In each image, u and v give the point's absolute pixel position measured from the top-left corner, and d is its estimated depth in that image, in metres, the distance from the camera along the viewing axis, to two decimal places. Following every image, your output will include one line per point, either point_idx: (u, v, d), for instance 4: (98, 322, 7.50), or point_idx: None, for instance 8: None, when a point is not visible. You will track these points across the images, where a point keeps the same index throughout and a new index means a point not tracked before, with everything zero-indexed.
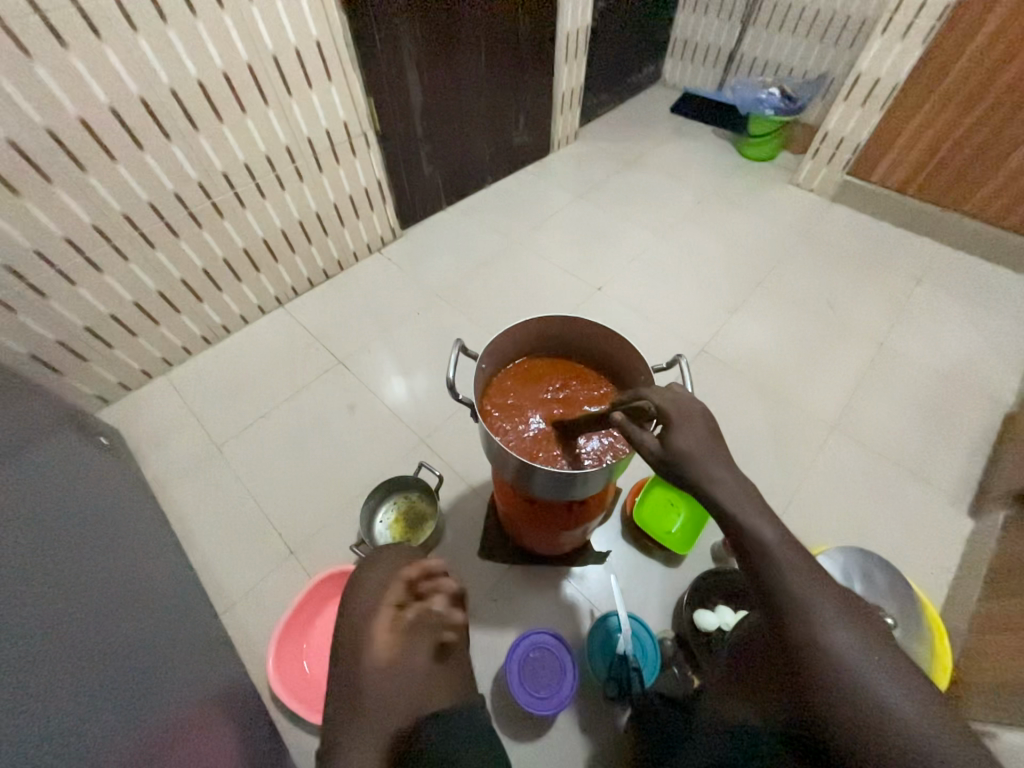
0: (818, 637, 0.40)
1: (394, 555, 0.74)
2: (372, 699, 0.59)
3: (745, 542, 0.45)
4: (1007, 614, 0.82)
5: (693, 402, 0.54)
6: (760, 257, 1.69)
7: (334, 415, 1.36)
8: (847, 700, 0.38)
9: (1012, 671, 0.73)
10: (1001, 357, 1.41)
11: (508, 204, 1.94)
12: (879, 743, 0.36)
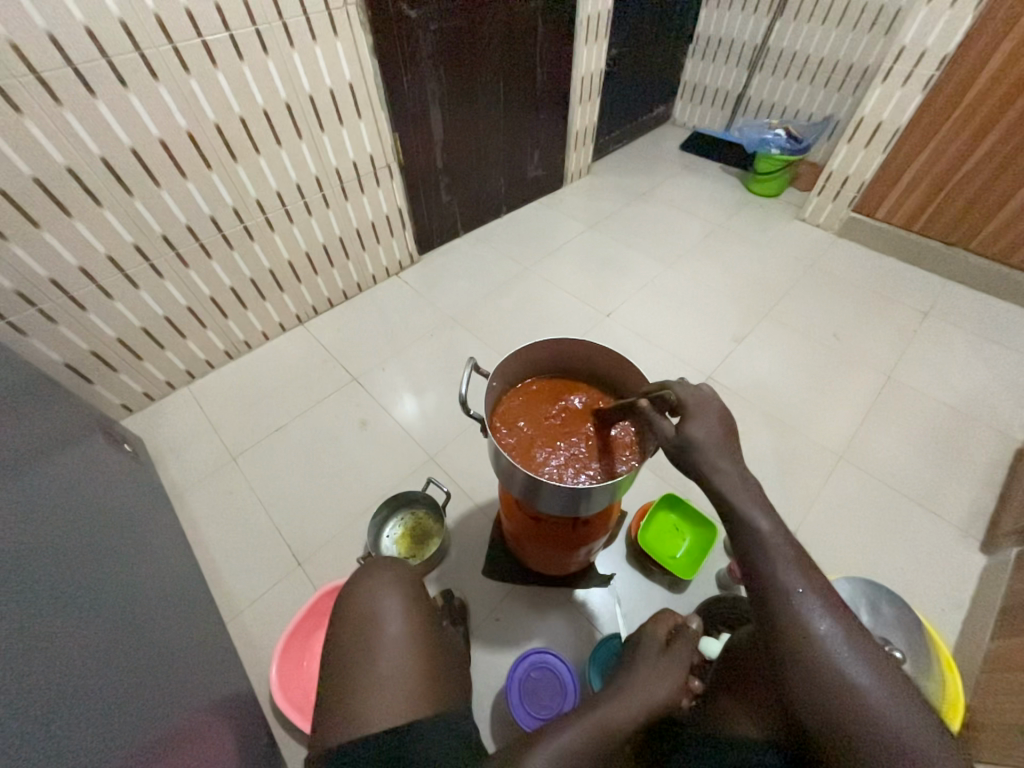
0: (804, 629, 0.42)
1: (373, 572, 0.79)
2: (364, 710, 0.65)
3: (741, 533, 0.47)
4: (1020, 652, 0.80)
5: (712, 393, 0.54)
6: (767, 288, 1.73)
7: (346, 430, 1.40)
8: (832, 691, 0.40)
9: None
10: (1009, 391, 1.41)
11: (522, 232, 2.02)
12: (856, 730, 0.39)
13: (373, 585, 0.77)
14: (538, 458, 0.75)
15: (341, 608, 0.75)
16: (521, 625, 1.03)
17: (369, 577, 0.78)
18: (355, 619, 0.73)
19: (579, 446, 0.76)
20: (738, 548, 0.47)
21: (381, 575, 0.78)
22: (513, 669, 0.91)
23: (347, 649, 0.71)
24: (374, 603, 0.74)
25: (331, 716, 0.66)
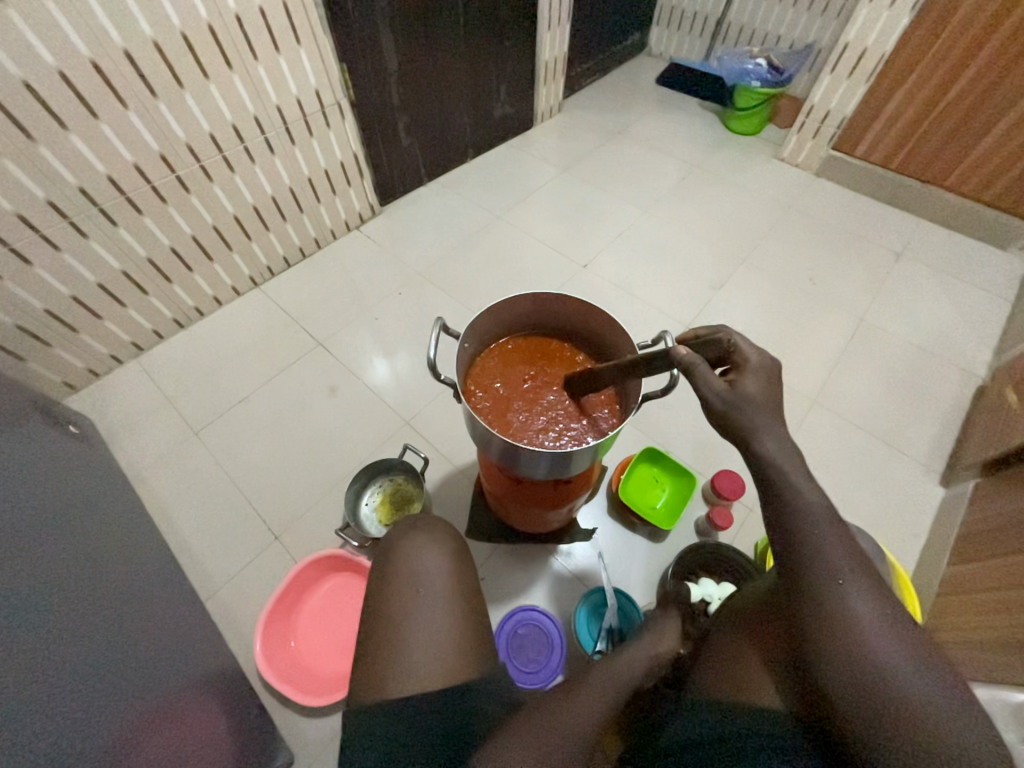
0: (844, 604, 0.45)
1: (419, 528, 0.76)
2: (406, 671, 0.63)
3: (787, 508, 0.48)
4: (981, 576, 0.85)
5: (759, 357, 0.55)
6: (745, 232, 1.68)
7: (315, 398, 1.33)
8: (867, 663, 0.42)
9: (995, 632, 0.76)
10: (974, 330, 1.43)
11: (491, 179, 1.88)
12: (888, 705, 0.40)
13: (420, 544, 0.74)
14: (516, 422, 0.71)
15: (385, 564, 0.73)
16: (507, 582, 1.05)
17: (416, 534, 0.75)
18: (398, 575, 0.71)
19: (557, 407, 0.73)
20: (777, 526, 0.50)
21: (427, 534, 0.75)
22: (501, 626, 0.93)
23: (386, 605, 0.69)
24: (420, 561, 0.72)
25: (366, 675, 0.64)
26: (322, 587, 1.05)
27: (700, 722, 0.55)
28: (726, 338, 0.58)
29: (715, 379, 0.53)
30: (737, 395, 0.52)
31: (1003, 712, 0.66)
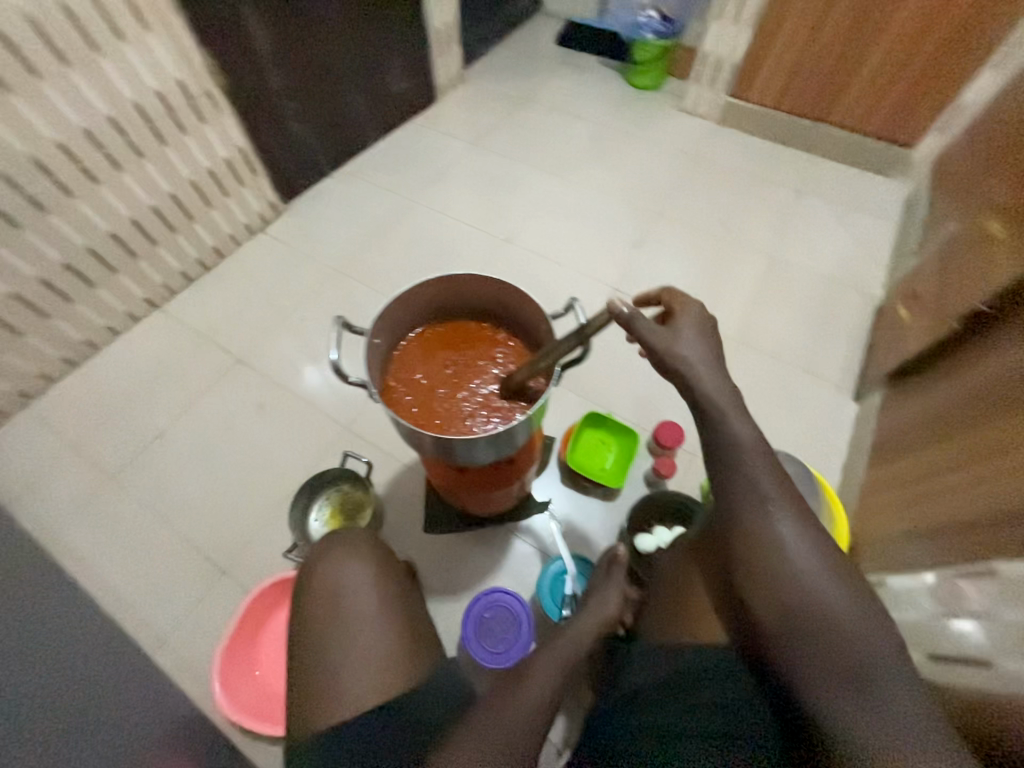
0: (770, 527, 0.48)
1: (336, 545, 0.72)
2: (343, 693, 0.63)
3: (721, 444, 0.53)
4: (899, 475, 0.95)
5: (692, 305, 0.60)
6: (657, 187, 1.71)
7: (242, 419, 1.24)
8: (788, 576, 0.45)
9: (912, 523, 0.85)
10: (869, 254, 1.54)
11: (399, 160, 1.79)
12: (805, 612, 0.43)
13: (337, 561, 0.70)
14: (442, 412, 0.69)
15: (303, 588, 0.70)
16: (472, 568, 1.05)
17: (332, 551, 0.71)
18: (319, 598, 0.68)
19: (482, 389, 0.71)
20: (715, 463, 0.53)
21: (345, 549, 0.72)
22: (467, 612, 0.93)
23: (314, 635, 0.66)
24: (342, 579, 0.69)
25: (302, 701, 0.64)
26: (281, 609, 1.00)
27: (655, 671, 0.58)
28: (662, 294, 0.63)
29: (654, 329, 0.58)
30: (672, 339, 0.57)
31: (923, 594, 0.76)
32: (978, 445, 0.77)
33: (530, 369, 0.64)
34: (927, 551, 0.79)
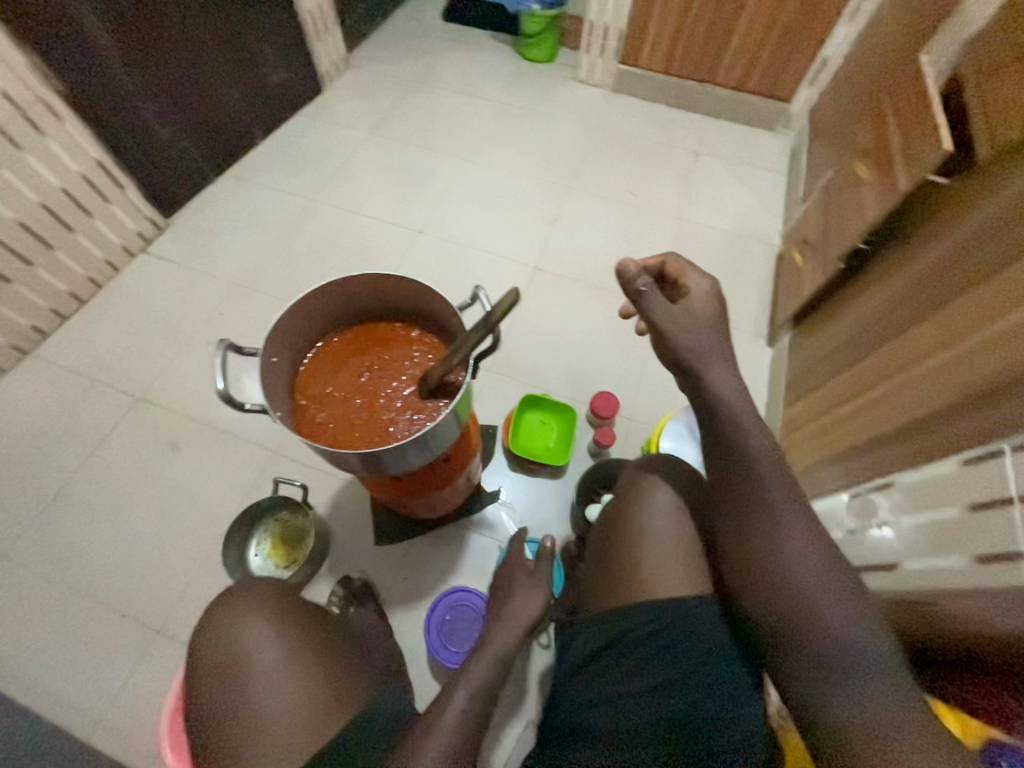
0: (784, 536, 0.55)
1: (231, 603, 0.72)
2: (251, 751, 0.62)
3: (739, 456, 0.57)
4: (810, 407, 1.03)
5: (702, 281, 0.62)
6: (565, 161, 1.70)
7: (153, 460, 1.13)
8: (798, 578, 0.53)
9: (825, 449, 0.93)
10: (765, 206, 1.63)
11: (293, 158, 1.66)
12: (809, 607, 0.52)
13: (235, 620, 0.70)
14: (360, 423, 0.65)
15: (204, 655, 0.70)
16: (430, 571, 1.03)
17: (229, 610, 0.71)
18: (219, 661, 0.68)
19: (399, 392, 0.67)
20: (733, 475, 0.58)
21: (242, 606, 0.72)
22: (428, 617, 0.92)
23: (219, 702, 0.66)
24: (240, 637, 0.69)
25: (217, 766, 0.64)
26: None
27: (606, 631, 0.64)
28: (678, 270, 0.65)
29: (664, 303, 0.60)
30: (682, 316, 0.59)
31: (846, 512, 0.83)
32: (874, 366, 0.85)
33: (445, 366, 0.60)
34: (839, 473, 0.87)
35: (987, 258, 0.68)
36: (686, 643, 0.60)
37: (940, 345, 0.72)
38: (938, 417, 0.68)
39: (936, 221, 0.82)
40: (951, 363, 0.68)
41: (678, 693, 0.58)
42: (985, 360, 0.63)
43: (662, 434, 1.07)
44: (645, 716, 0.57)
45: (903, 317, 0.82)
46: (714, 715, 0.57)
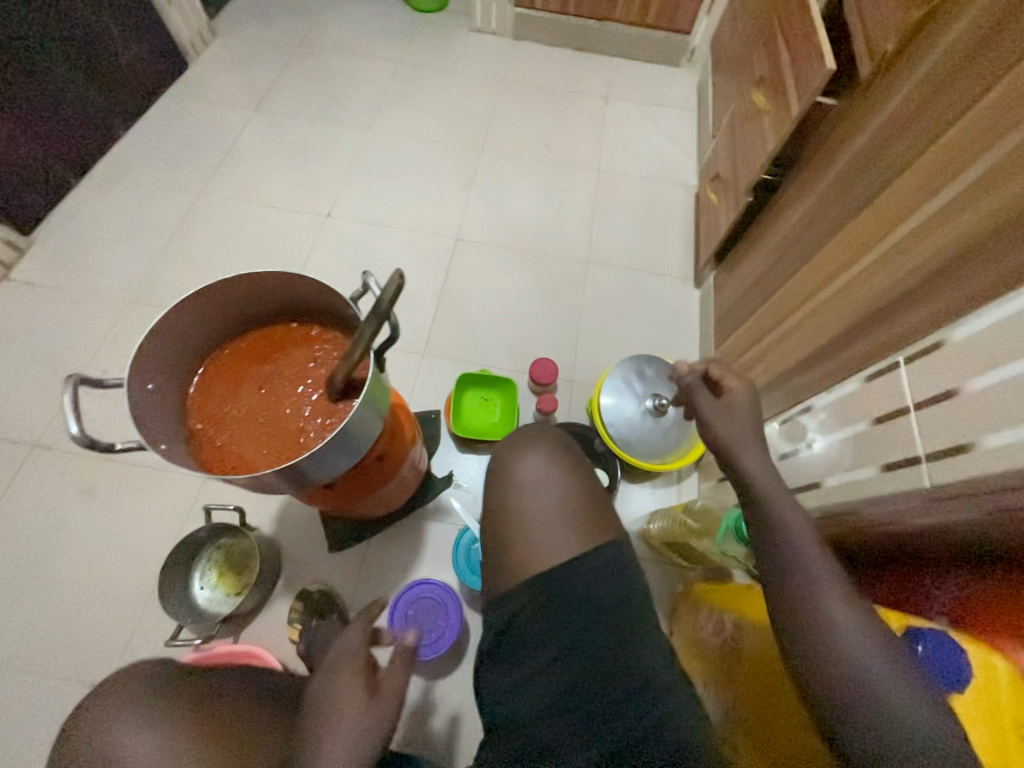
0: (823, 612, 0.46)
1: (114, 702, 0.58)
2: None
3: (766, 521, 0.53)
4: (738, 343, 1.06)
5: (743, 379, 0.62)
6: (472, 121, 1.60)
7: (61, 508, 1.01)
8: (844, 667, 0.43)
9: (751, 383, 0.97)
10: (680, 145, 1.61)
11: (167, 149, 1.47)
12: (860, 703, 0.42)
13: (113, 729, 0.56)
14: (265, 437, 0.59)
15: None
16: (392, 568, 1.00)
17: (107, 715, 0.57)
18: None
19: (307, 397, 0.61)
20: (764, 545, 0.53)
21: (125, 708, 0.57)
22: (391, 613, 0.92)
23: None
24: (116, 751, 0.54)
25: None
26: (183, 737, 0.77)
27: (533, 666, 0.56)
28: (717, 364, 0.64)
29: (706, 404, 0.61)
30: (722, 410, 0.60)
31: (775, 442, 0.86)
32: (792, 293, 0.86)
33: (347, 363, 0.56)
34: (768, 406, 0.91)
35: (889, 161, 0.67)
36: (576, 603, 0.57)
37: (854, 258, 0.71)
38: (858, 329, 0.68)
39: (832, 141, 0.82)
40: (867, 271, 0.68)
41: (582, 654, 0.55)
42: (898, 262, 0.62)
43: (603, 391, 1.07)
44: (555, 687, 0.54)
45: (819, 236, 0.81)
46: (621, 661, 0.55)
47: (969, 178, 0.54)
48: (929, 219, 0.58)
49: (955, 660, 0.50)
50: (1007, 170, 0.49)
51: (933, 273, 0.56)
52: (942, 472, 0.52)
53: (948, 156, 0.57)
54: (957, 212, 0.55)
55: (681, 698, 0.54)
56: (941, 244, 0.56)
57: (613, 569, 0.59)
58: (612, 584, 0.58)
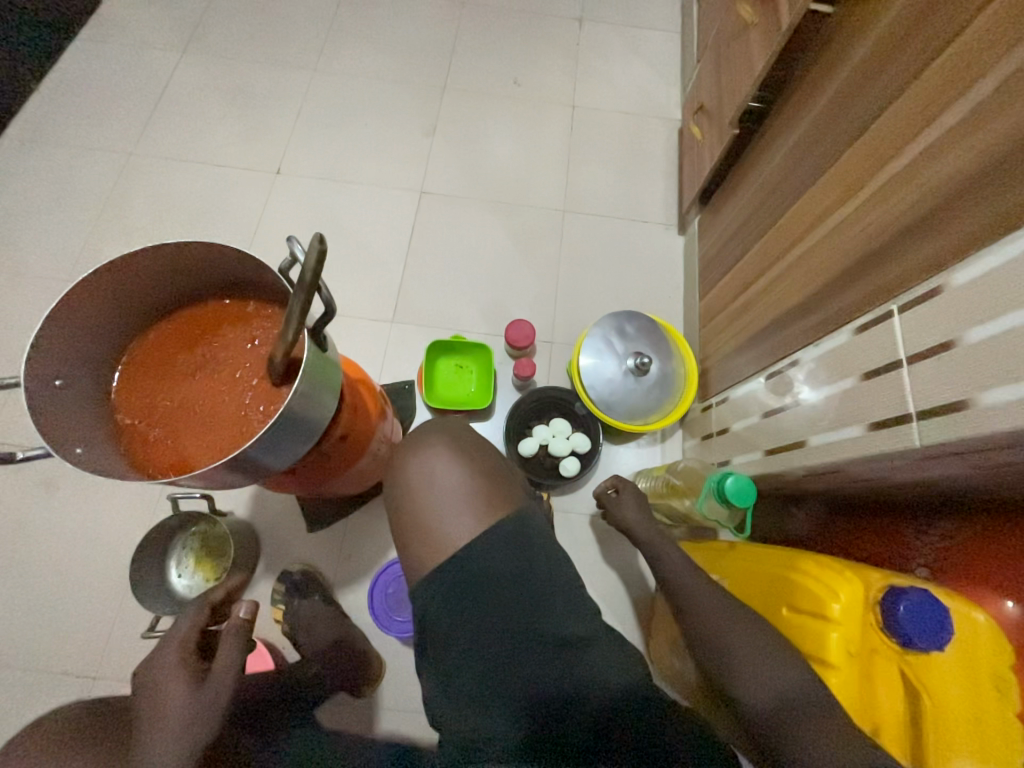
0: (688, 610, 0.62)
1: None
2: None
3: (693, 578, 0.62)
4: (722, 294, 1.00)
5: (629, 487, 0.82)
6: (431, 55, 1.43)
7: (23, 502, 0.96)
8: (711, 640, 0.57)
9: (735, 338, 0.91)
10: (663, 73, 1.45)
11: (90, 102, 1.31)
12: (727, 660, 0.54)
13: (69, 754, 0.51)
14: (199, 431, 0.54)
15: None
16: (371, 544, 0.99)
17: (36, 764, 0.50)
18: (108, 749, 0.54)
19: (244, 382, 0.55)
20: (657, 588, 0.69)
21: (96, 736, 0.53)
22: (373, 591, 0.92)
23: None
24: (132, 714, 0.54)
25: None
26: None
27: (470, 659, 0.57)
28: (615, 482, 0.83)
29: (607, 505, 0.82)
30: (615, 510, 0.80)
31: (751, 400, 0.83)
32: (778, 236, 0.80)
33: (282, 343, 0.50)
34: (746, 362, 0.87)
35: (880, 89, 0.60)
36: (488, 595, 0.58)
37: (842, 198, 0.65)
38: (848, 276, 0.62)
39: (824, 59, 0.72)
40: (859, 211, 0.62)
41: (501, 638, 0.57)
42: (891, 201, 0.56)
43: (581, 351, 1.02)
44: (477, 670, 0.56)
45: (805, 176, 0.74)
46: (535, 633, 0.57)
47: (980, 93, 0.46)
48: (927, 149, 0.52)
49: (938, 621, 0.48)
50: (1016, 88, 0.43)
51: (929, 211, 0.51)
52: (932, 431, 0.48)
53: (952, 72, 0.50)
54: (965, 133, 0.48)
55: (603, 657, 0.58)
56: (945, 172, 0.49)
57: (520, 549, 0.60)
58: (519, 566, 0.59)
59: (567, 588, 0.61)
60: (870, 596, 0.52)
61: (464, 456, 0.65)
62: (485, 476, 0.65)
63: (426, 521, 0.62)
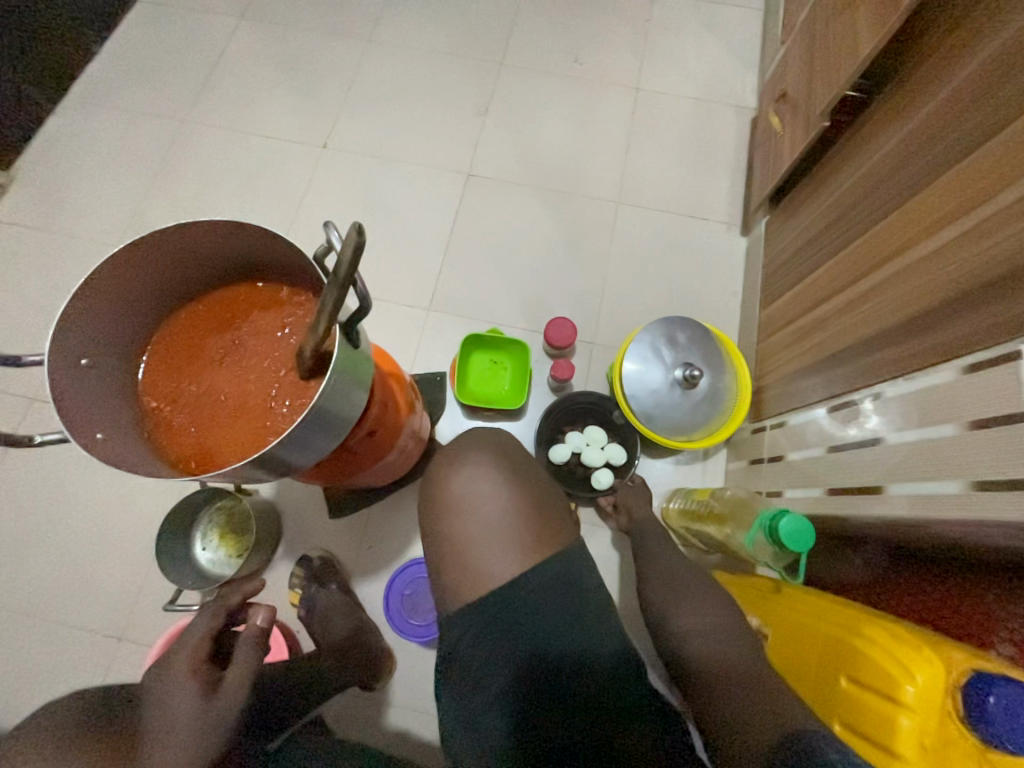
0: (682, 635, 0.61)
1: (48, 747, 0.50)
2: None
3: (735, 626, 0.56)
4: (788, 306, 0.91)
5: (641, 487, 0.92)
6: (487, 29, 1.35)
7: (65, 463, 0.99)
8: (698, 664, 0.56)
9: (800, 358, 0.82)
10: (738, 55, 1.32)
11: (147, 67, 1.31)
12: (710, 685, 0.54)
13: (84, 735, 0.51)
14: (222, 422, 0.51)
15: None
16: (392, 537, 0.97)
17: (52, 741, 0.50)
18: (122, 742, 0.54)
19: (272, 374, 0.53)
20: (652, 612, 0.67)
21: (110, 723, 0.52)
22: (389, 586, 0.90)
23: None
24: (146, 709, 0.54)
25: None
26: None
27: (492, 686, 0.53)
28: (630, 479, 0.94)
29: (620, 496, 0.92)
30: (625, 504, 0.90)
31: (815, 428, 0.75)
32: (866, 248, 0.70)
33: (312, 337, 0.47)
34: (811, 385, 0.78)
35: (1011, 90, 0.50)
36: (514, 622, 0.54)
37: (948, 216, 0.56)
38: (953, 306, 0.53)
39: (946, 45, 0.62)
40: (975, 230, 0.52)
41: (525, 670, 0.53)
42: (1017, 223, 0.47)
43: (626, 356, 0.95)
44: (501, 707, 0.53)
45: (902, 184, 0.65)
46: (560, 672, 0.54)
47: None
48: None
49: None
50: None
51: None
52: None
53: None
54: None
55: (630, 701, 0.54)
56: None
57: (549, 575, 0.55)
58: (546, 594, 0.55)
59: (596, 622, 0.56)
60: (951, 679, 0.44)
61: (495, 468, 0.61)
62: (516, 492, 0.61)
63: (451, 534, 0.59)
